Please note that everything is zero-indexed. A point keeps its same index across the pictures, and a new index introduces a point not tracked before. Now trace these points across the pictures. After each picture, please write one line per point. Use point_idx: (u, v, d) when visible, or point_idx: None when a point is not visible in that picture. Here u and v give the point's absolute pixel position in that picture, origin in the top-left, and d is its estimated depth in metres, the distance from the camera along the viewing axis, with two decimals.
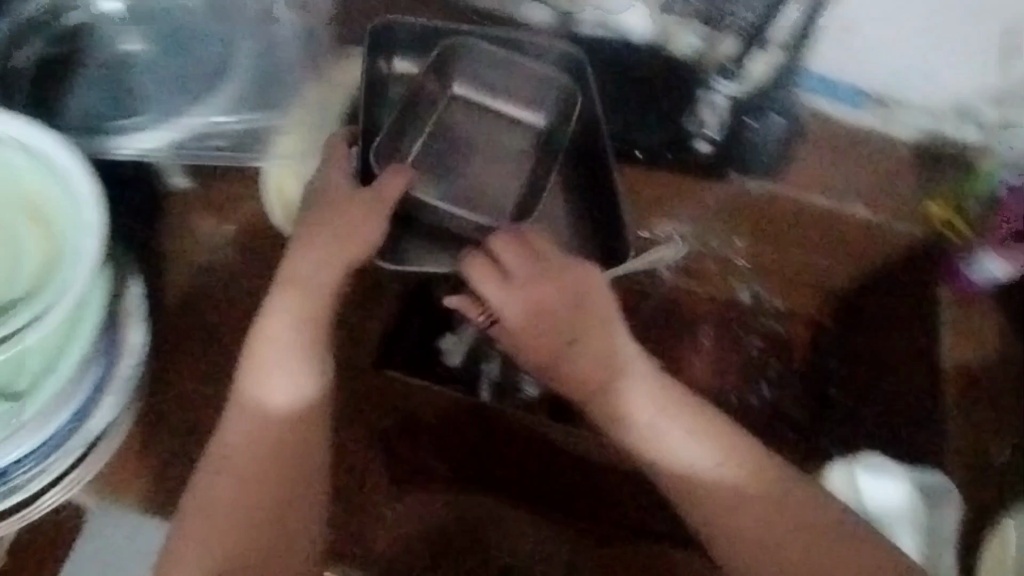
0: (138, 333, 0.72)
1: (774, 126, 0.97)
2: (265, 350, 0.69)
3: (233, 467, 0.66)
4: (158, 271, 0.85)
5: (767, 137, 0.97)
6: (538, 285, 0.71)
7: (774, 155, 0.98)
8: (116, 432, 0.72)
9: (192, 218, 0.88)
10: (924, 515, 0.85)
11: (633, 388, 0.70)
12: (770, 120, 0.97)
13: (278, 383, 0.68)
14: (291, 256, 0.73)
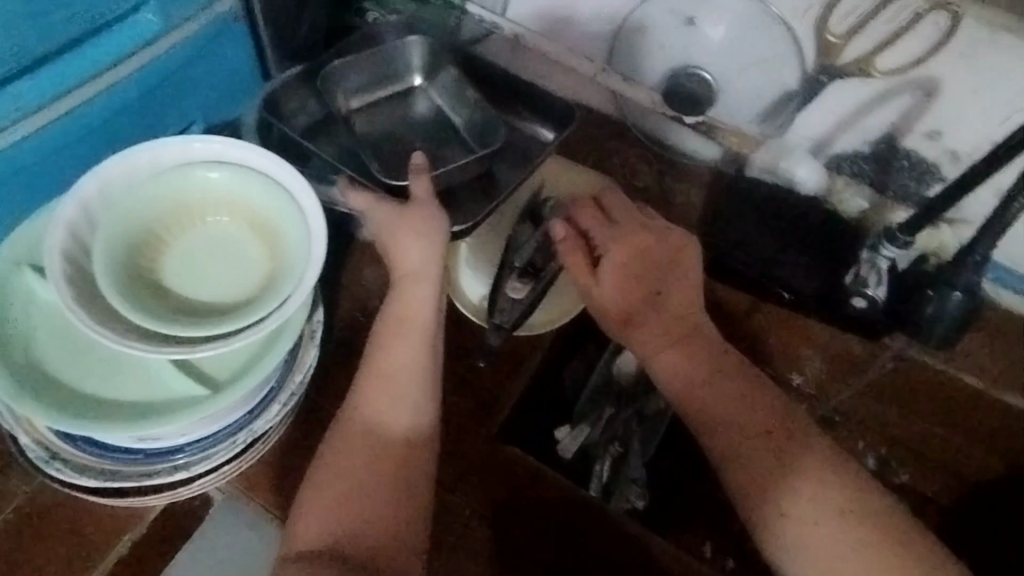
0: (312, 355, 0.81)
1: (954, 303, 0.91)
2: (379, 366, 0.69)
3: (348, 467, 0.65)
4: (332, 308, 0.94)
5: (944, 313, 0.92)
6: (623, 243, 0.76)
7: (950, 330, 0.94)
8: (271, 438, 0.80)
9: (370, 266, 0.97)
10: None
11: (717, 397, 0.69)
12: (952, 296, 0.91)
13: (392, 397, 0.68)
14: (394, 245, 0.74)
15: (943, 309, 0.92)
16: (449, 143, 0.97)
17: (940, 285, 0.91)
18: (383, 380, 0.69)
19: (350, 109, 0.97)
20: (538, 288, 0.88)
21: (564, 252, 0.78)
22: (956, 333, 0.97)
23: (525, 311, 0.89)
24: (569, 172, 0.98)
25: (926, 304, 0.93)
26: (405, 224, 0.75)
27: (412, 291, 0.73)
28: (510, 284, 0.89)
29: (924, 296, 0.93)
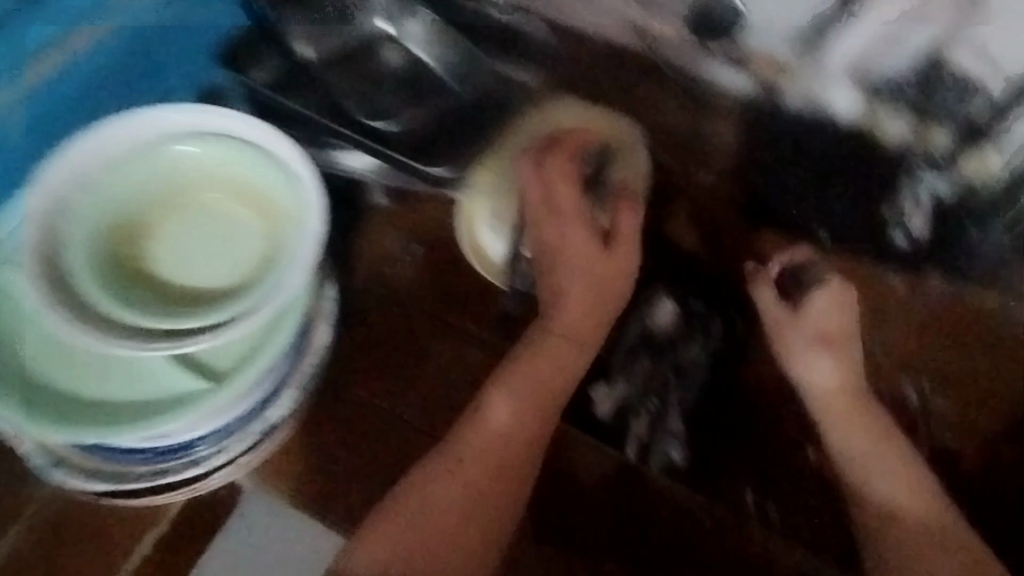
0: (323, 336, 0.78)
1: (1000, 239, 0.86)
2: (484, 409, 0.77)
3: (447, 486, 0.74)
4: (349, 283, 0.90)
5: (985, 251, 0.88)
6: (821, 301, 0.86)
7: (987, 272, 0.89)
8: (287, 423, 0.79)
9: (384, 233, 0.91)
10: None
11: (830, 416, 0.82)
12: (995, 228, 0.85)
13: (503, 424, 0.76)
14: (554, 276, 0.82)
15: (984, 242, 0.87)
16: (433, 95, 0.93)
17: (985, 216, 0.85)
18: (517, 404, 0.78)
19: (312, 58, 0.90)
20: None
21: (756, 283, 0.88)
22: (1008, 269, 0.88)
23: (544, 277, 0.86)
24: (590, 115, 0.90)
25: (962, 246, 0.88)
26: (565, 254, 0.81)
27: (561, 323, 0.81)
28: (525, 249, 0.86)
29: (964, 230, 0.87)
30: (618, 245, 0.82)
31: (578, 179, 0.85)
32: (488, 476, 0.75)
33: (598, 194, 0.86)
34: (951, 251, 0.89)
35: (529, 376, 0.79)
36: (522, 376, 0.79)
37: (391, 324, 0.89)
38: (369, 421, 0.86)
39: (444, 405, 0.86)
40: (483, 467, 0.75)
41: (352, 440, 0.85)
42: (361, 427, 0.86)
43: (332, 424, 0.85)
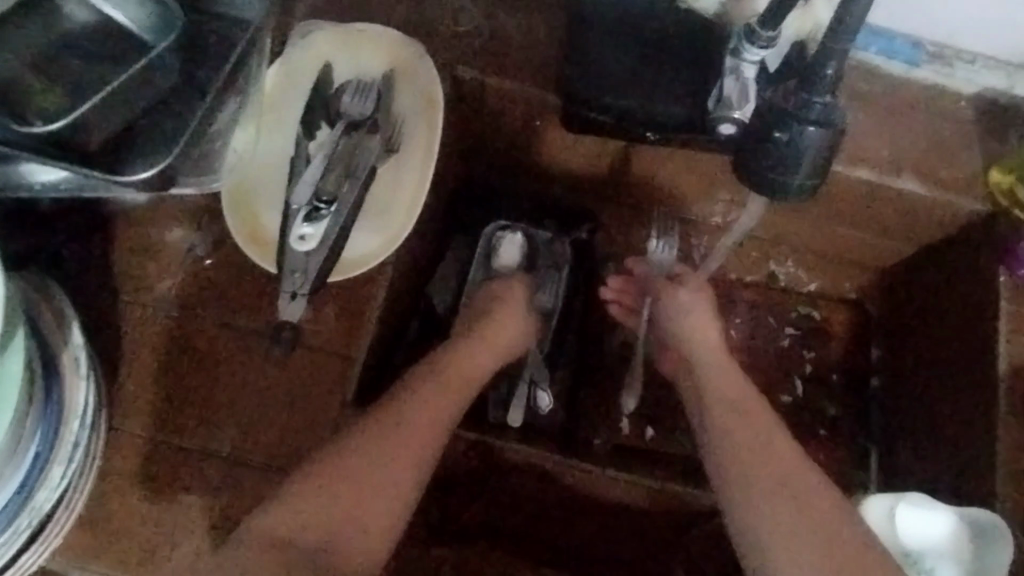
0: (83, 393, 0.63)
1: (811, 141, 0.58)
2: (408, 411, 0.67)
3: (320, 506, 0.61)
4: (115, 301, 0.74)
5: (803, 151, 0.58)
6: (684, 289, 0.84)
7: (813, 174, 0.59)
8: (72, 498, 0.65)
9: (150, 234, 0.76)
10: (973, 559, 0.74)
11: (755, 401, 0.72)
12: (805, 132, 0.58)
13: (410, 443, 0.65)
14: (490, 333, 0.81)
15: (798, 146, 0.58)
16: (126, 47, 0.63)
17: (787, 122, 0.58)
18: (397, 433, 0.65)
19: None
20: (337, 222, 0.72)
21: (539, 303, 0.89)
22: (821, 163, 0.59)
23: (328, 256, 0.72)
24: (358, 47, 0.79)
25: (775, 151, 0.59)
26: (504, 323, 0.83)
27: (476, 352, 0.78)
28: (299, 230, 0.70)
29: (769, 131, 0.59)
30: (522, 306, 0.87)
31: (355, 125, 0.76)
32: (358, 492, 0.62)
33: (384, 138, 0.78)
34: (762, 155, 0.60)
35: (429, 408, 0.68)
36: (407, 402, 0.68)
37: (193, 350, 0.74)
38: (191, 469, 0.71)
39: (261, 423, 0.73)
40: (355, 484, 0.62)
41: (178, 497, 0.71)
42: (185, 479, 0.71)
43: (154, 483, 0.71)
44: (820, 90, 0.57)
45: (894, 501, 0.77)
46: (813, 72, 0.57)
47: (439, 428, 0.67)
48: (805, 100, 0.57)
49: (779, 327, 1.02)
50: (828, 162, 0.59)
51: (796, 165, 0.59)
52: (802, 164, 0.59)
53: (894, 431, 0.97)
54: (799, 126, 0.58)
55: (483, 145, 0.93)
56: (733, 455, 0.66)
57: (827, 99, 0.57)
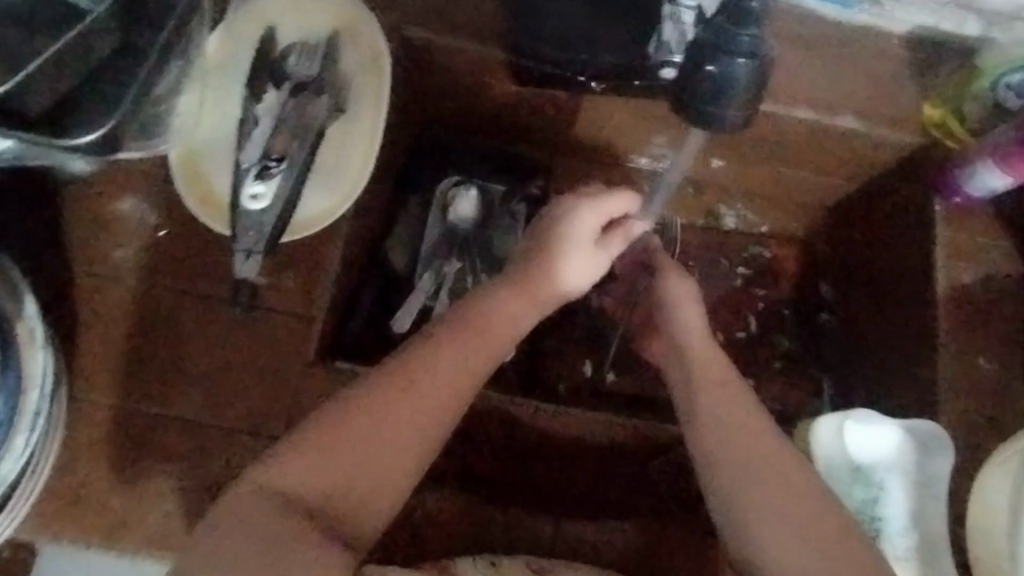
0: (41, 362, 0.63)
1: (741, 70, 0.60)
2: (407, 403, 0.60)
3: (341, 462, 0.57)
4: (69, 273, 0.74)
5: (733, 82, 0.60)
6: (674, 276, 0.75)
7: (743, 106, 0.61)
8: (38, 469, 0.65)
9: (99, 204, 0.75)
10: (917, 467, 0.79)
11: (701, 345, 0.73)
12: (735, 63, 0.59)
13: (402, 430, 0.59)
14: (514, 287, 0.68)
15: (728, 77, 0.60)
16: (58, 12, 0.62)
17: (717, 53, 0.60)
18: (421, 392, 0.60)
19: None
20: (289, 181, 0.74)
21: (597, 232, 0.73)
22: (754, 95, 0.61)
23: (282, 212, 0.73)
24: (300, 9, 0.79)
25: (707, 82, 0.60)
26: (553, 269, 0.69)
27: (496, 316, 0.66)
28: (251, 189, 0.73)
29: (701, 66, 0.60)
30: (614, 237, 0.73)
31: (302, 86, 0.77)
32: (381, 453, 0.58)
33: (333, 100, 0.78)
34: (695, 90, 0.61)
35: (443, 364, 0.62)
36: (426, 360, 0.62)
37: (154, 319, 0.74)
38: (158, 435, 0.72)
39: (226, 386, 0.73)
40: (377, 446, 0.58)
41: (147, 462, 0.72)
42: (153, 447, 0.72)
43: (122, 452, 0.71)
44: (748, 24, 0.60)
45: (844, 418, 0.81)
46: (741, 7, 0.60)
47: (462, 387, 0.62)
48: (732, 32, 0.60)
49: (730, 269, 1.06)
50: (758, 93, 0.61)
51: (725, 98, 0.61)
52: (732, 95, 0.61)
53: (843, 361, 1.01)
54: (730, 58, 0.59)
55: (433, 104, 0.94)
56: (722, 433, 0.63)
57: (753, 32, 0.60)
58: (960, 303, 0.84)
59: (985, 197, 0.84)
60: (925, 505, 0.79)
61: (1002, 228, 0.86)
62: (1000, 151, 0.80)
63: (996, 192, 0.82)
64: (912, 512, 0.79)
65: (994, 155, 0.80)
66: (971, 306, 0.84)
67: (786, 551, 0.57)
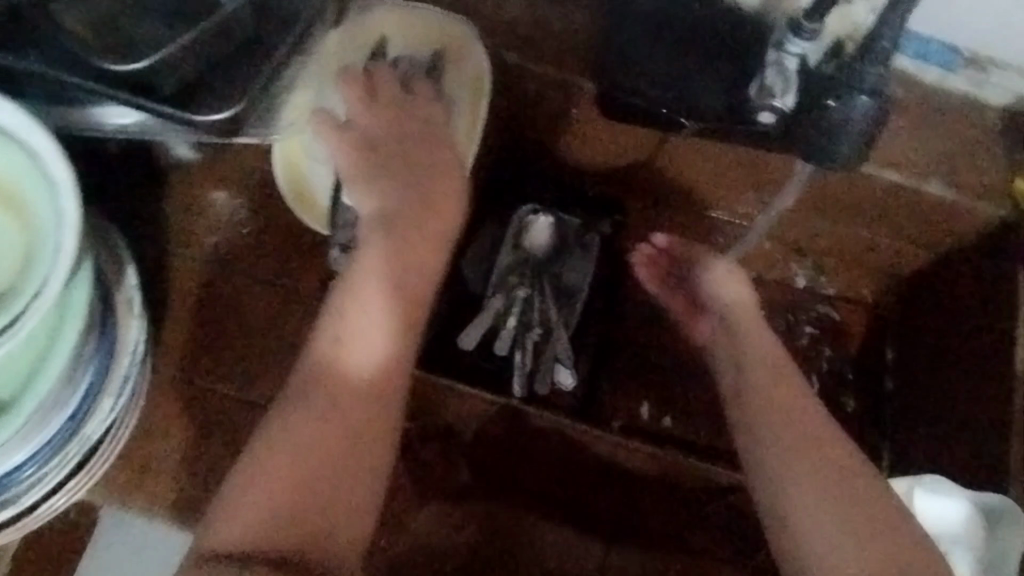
0: (135, 331, 0.66)
1: (860, 108, 0.71)
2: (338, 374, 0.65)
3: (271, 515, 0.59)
4: (162, 254, 0.76)
5: (851, 121, 0.71)
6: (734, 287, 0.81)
7: (856, 143, 0.73)
8: (119, 434, 0.67)
9: (198, 193, 0.78)
10: (987, 543, 0.76)
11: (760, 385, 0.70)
12: (857, 103, 0.71)
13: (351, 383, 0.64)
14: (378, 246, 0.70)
15: (847, 116, 0.72)
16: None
17: (841, 93, 0.71)
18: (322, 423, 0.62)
19: None
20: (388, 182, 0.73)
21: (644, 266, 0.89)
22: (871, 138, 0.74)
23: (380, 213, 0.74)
24: (406, 24, 0.83)
25: (828, 119, 0.72)
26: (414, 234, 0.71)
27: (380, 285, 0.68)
28: (353, 186, 0.73)
29: (822, 105, 0.72)
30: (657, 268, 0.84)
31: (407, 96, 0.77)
32: (330, 496, 0.60)
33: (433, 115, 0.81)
34: (815, 125, 0.73)
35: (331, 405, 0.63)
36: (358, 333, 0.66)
37: (238, 307, 0.76)
38: (230, 420, 0.73)
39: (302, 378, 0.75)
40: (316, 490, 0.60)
41: (217, 447, 0.72)
42: (224, 431, 0.73)
43: (190, 431, 0.72)
44: (875, 63, 0.70)
45: (909, 486, 0.80)
46: (871, 46, 0.70)
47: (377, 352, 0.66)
48: (859, 72, 0.71)
49: (796, 325, 1.05)
50: (871, 133, 0.73)
51: (845, 134, 0.73)
52: (848, 134, 0.72)
53: (907, 430, 0.99)
54: (853, 97, 0.71)
55: (520, 130, 0.96)
56: (792, 439, 0.65)
57: (879, 70, 0.70)
58: None
59: None
60: None
61: None
62: None
63: None
64: None
65: None
66: None
67: (832, 548, 0.59)
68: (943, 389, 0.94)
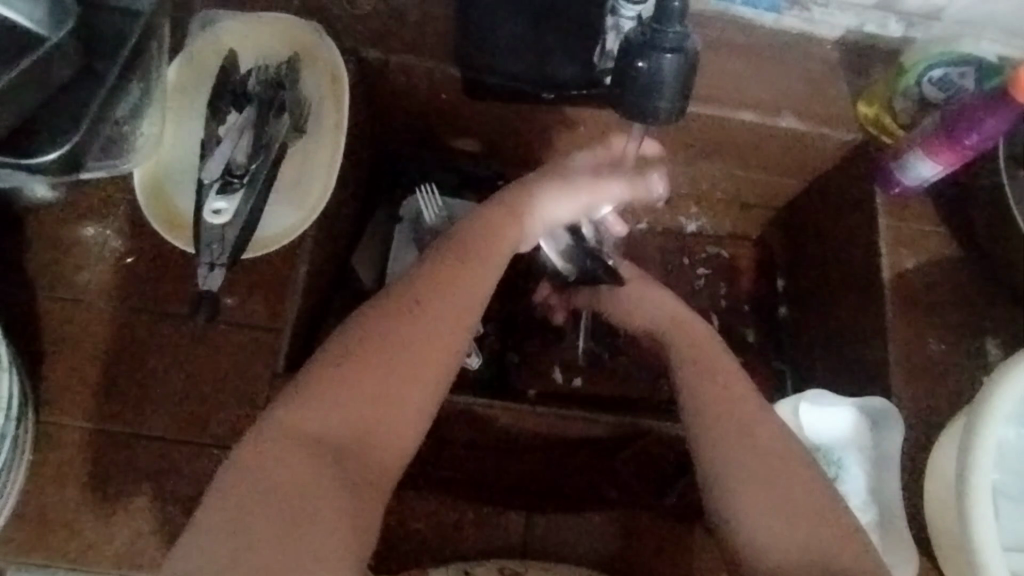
0: (7, 386, 0.64)
1: (669, 67, 0.65)
2: (318, 395, 0.59)
3: (340, 412, 0.59)
4: (34, 298, 0.75)
5: (663, 79, 0.66)
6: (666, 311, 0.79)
7: (675, 97, 0.67)
8: (4, 490, 0.66)
9: (63, 231, 0.77)
10: (873, 444, 0.82)
11: (688, 371, 0.69)
12: (663, 60, 0.65)
13: (324, 407, 0.59)
14: (447, 286, 0.66)
15: (658, 73, 0.66)
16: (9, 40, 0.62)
17: (646, 51, 0.65)
18: (431, 315, 0.64)
19: None
20: (250, 196, 0.76)
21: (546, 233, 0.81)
22: (690, 84, 0.68)
23: (243, 229, 0.75)
24: (259, 32, 0.82)
25: (638, 79, 0.66)
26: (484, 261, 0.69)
27: (418, 341, 0.62)
28: (212, 205, 0.74)
29: (634, 66, 0.67)
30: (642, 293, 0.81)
31: (261, 108, 0.79)
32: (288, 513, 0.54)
33: (293, 118, 0.81)
34: (629, 88, 0.67)
35: (445, 291, 0.66)
36: (351, 371, 0.60)
37: (128, 340, 0.75)
38: (128, 455, 0.72)
39: (198, 401, 0.74)
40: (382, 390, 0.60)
41: (120, 482, 0.72)
42: (122, 467, 0.72)
43: (88, 472, 0.72)
44: (672, 20, 0.66)
45: (801, 398, 0.84)
46: (662, 7, 0.65)
47: (363, 391, 0.60)
48: (660, 30, 0.65)
49: (690, 267, 1.10)
50: (687, 86, 0.68)
51: (660, 92, 0.67)
52: (663, 89, 0.67)
53: (804, 352, 1.04)
54: (658, 55, 0.65)
55: (393, 123, 0.97)
56: (722, 427, 0.64)
57: (678, 28, 0.65)
58: (906, 287, 0.87)
59: (921, 186, 0.88)
60: (883, 485, 0.81)
61: (938, 216, 0.90)
62: (928, 141, 0.83)
63: (929, 180, 0.86)
64: (870, 488, 0.81)
65: (925, 145, 0.84)
66: (915, 289, 0.87)
67: (776, 533, 0.59)
68: (825, 308, 1.00)
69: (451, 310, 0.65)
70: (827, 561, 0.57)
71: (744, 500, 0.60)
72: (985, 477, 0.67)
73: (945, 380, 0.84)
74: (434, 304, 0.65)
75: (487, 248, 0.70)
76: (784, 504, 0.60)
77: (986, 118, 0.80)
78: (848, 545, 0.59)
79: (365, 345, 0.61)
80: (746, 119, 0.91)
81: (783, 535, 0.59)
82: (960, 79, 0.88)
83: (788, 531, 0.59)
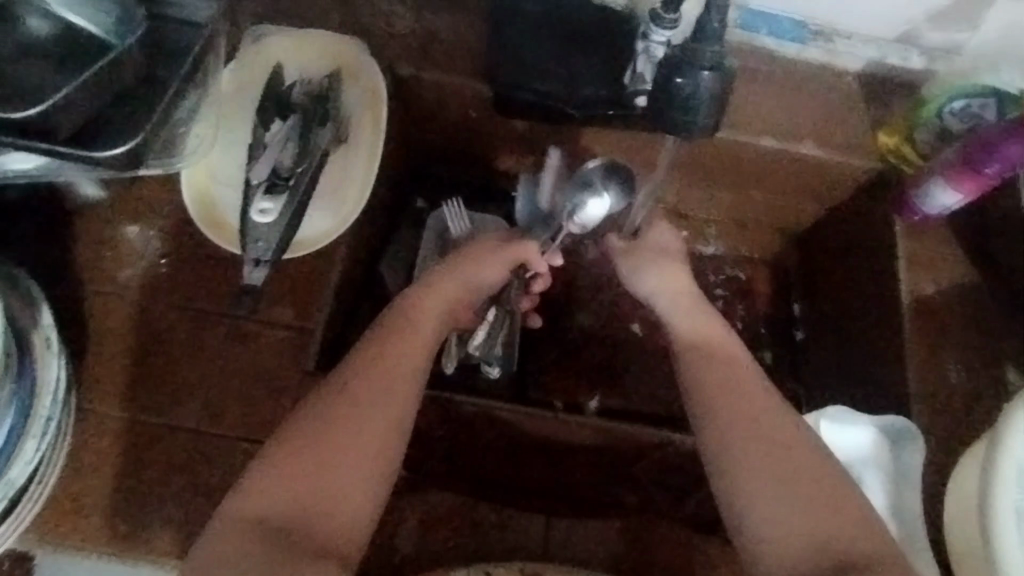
0: (54, 370, 0.67)
1: (705, 85, 0.69)
2: (316, 450, 0.62)
3: (336, 461, 0.61)
4: (79, 291, 0.78)
5: (699, 95, 0.69)
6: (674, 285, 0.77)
7: (710, 113, 0.71)
8: (48, 474, 0.68)
9: (108, 229, 0.80)
10: (894, 462, 0.83)
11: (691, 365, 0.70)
12: (701, 77, 0.68)
13: (325, 454, 0.61)
14: (409, 333, 0.68)
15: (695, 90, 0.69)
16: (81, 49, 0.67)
17: (684, 69, 0.69)
18: (403, 355, 0.67)
19: None
20: (292, 199, 0.80)
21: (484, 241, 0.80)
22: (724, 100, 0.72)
23: (287, 228, 0.79)
24: (304, 47, 0.86)
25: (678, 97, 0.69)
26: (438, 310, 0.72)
27: (393, 388, 0.65)
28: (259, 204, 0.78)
29: (672, 82, 0.70)
30: (648, 263, 0.79)
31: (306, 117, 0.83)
32: (313, 528, 0.60)
33: (334, 128, 0.85)
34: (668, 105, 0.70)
35: (403, 345, 0.68)
36: (344, 426, 0.63)
37: (166, 333, 0.77)
38: (162, 443, 0.74)
39: (235, 396, 0.76)
40: (379, 429, 0.63)
41: (154, 470, 0.74)
42: (156, 456, 0.74)
43: (123, 460, 0.74)
44: (710, 39, 0.69)
45: (821, 415, 0.85)
46: (701, 26, 0.68)
47: (360, 430, 0.63)
48: (696, 49, 0.68)
49: (708, 288, 1.11)
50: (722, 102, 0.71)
51: (696, 108, 0.70)
52: (699, 106, 0.70)
53: (820, 375, 1.06)
54: (695, 71, 0.68)
55: (424, 137, 1.00)
56: (732, 437, 0.65)
57: (717, 47, 0.69)
58: (926, 311, 0.89)
59: (942, 214, 0.90)
60: (902, 502, 0.82)
61: (959, 243, 0.92)
62: (951, 169, 0.85)
63: (950, 209, 0.88)
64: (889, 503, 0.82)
65: (947, 174, 0.85)
66: (934, 313, 0.89)
67: (789, 532, 0.61)
68: (843, 331, 1.01)
69: (411, 354, 0.67)
70: (837, 556, 0.60)
71: (753, 504, 0.63)
72: (1009, 498, 0.68)
73: (964, 403, 0.85)
74: (397, 350, 0.67)
75: (440, 309, 0.72)
76: (795, 503, 0.62)
77: (1007, 144, 0.82)
78: (856, 538, 0.61)
79: (350, 403, 0.64)
80: (765, 143, 0.94)
81: (794, 537, 0.61)
82: (982, 110, 0.90)
83: (799, 531, 0.61)
